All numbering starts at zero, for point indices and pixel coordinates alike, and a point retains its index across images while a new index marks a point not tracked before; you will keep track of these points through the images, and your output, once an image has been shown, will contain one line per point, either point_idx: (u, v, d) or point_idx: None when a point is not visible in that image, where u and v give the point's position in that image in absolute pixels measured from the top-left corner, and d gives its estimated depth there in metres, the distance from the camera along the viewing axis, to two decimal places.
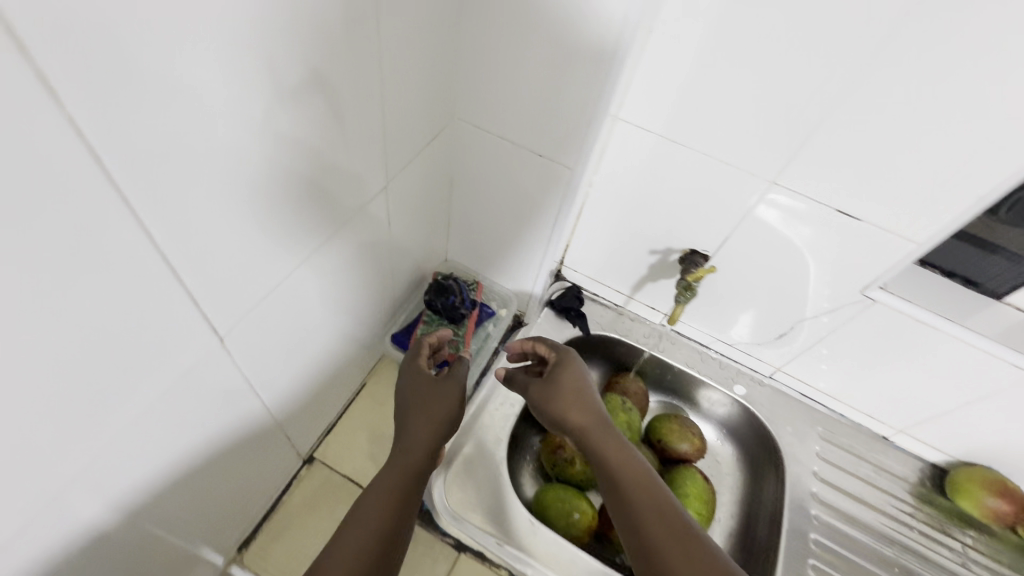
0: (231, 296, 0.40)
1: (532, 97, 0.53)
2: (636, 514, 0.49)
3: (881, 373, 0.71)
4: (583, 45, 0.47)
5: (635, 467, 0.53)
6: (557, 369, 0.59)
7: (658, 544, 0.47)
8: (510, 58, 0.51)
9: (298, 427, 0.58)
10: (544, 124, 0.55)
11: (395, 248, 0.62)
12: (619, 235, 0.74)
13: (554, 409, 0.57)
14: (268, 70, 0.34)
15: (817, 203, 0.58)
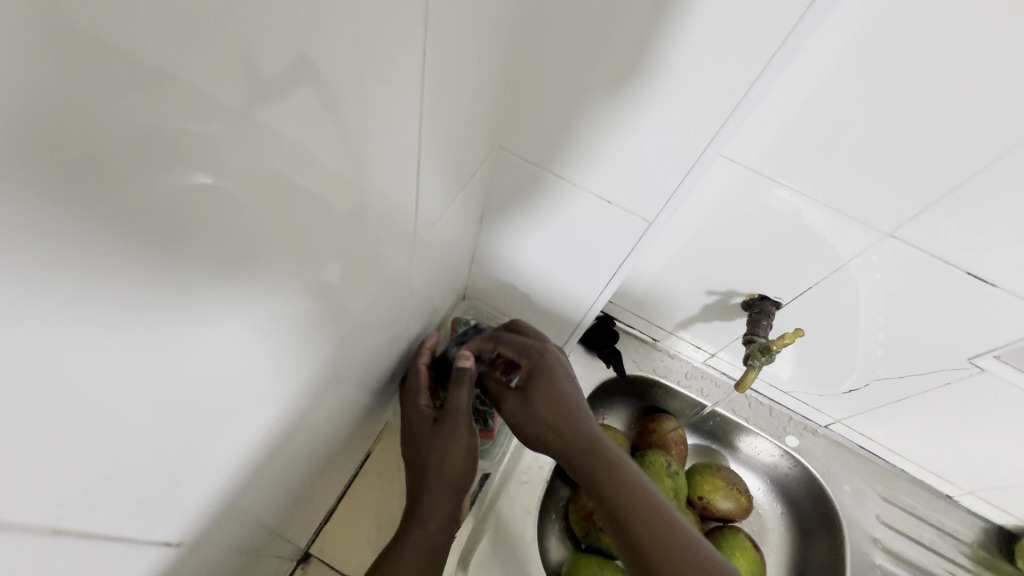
0: (222, 461, 0.27)
1: (609, 132, 0.40)
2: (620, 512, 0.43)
3: (965, 437, 0.62)
4: (704, 74, 0.35)
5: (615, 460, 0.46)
6: (522, 353, 0.52)
7: (657, 544, 0.42)
8: (590, 81, 0.38)
9: (294, 528, 0.46)
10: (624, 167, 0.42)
11: (415, 305, 0.49)
12: (676, 274, 0.63)
13: (527, 417, 0.49)
14: (280, 133, 0.18)
15: (942, 263, 0.47)
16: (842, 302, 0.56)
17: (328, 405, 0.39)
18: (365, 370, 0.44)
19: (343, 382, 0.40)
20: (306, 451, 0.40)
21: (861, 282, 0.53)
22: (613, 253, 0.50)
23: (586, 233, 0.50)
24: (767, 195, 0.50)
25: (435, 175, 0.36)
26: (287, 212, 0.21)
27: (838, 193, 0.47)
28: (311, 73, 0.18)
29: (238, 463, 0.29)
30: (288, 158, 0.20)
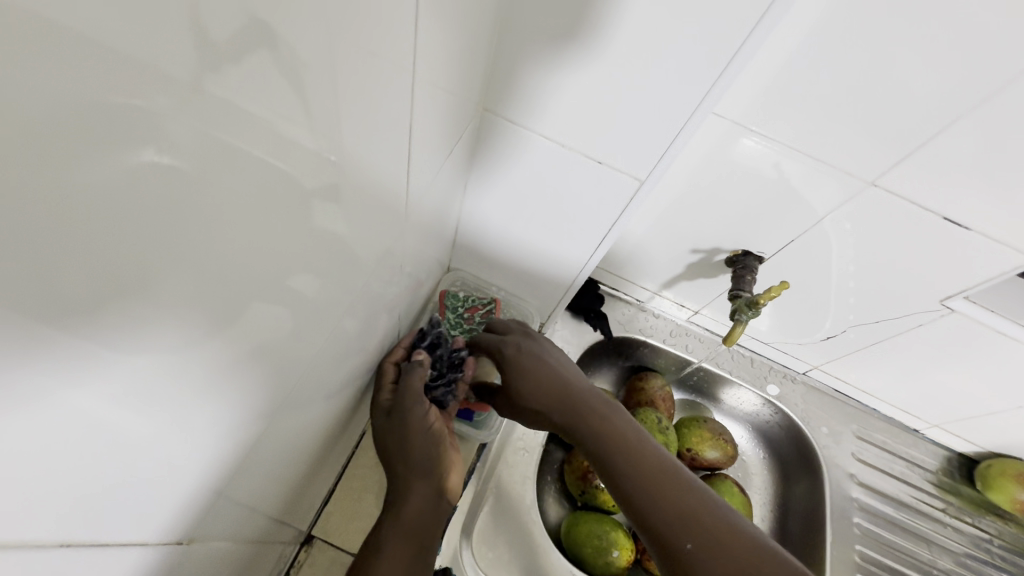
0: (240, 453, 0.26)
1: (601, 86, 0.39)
2: (636, 484, 0.42)
3: (936, 375, 0.65)
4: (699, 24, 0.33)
5: (629, 437, 0.46)
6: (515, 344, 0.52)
7: (675, 515, 0.40)
8: (581, 30, 0.36)
9: (294, 513, 0.45)
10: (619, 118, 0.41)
11: (401, 282, 0.47)
12: (660, 234, 0.63)
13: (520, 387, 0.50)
14: (257, 115, 0.16)
15: (923, 210, 0.48)
16: (823, 252, 0.57)
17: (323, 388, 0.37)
18: (357, 348, 0.43)
19: (337, 362, 0.38)
20: (303, 436, 0.38)
21: (842, 234, 0.54)
22: (605, 215, 0.49)
23: (579, 194, 0.48)
24: (752, 148, 0.50)
25: (424, 143, 0.34)
26: (278, 200, 0.19)
27: (824, 145, 0.47)
28: (296, 47, 0.16)
29: (246, 454, 0.27)
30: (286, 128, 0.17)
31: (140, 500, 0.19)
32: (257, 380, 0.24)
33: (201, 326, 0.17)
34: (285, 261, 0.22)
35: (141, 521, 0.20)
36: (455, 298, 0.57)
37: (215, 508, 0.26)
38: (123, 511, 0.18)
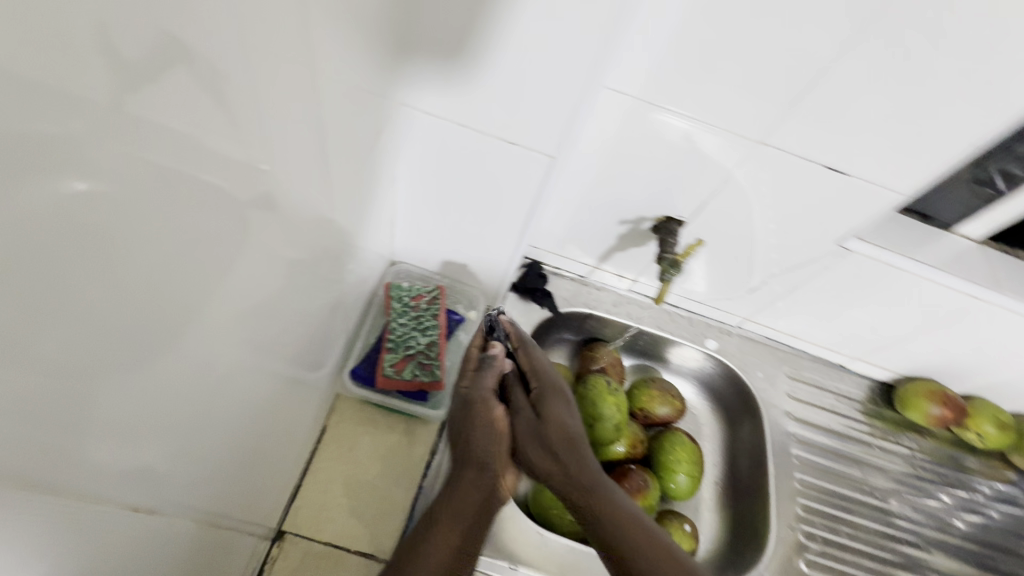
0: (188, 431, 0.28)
1: (502, 68, 0.42)
2: (618, 532, 0.47)
3: (847, 313, 0.72)
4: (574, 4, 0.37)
5: (612, 500, 0.48)
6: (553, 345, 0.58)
7: (645, 568, 0.45)
8: (475, 19, 0.39)
9: (260, 509, 0.47)
10: (523, 96, 0.44)
11: (339, 277, 0.50)
12: (588, 209, 0.67)
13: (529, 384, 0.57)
14: (137, 115, 0.18)
15: (810, 162, 0.54)
16: (734, 210, 0.62)
17: (274, 384, 0.40)
18: (299, 342, 0.45)
19: (279, 355, 0.41)
20: (264, 431, 0.41)
21: (746, 191, 0.59)
22: (530, 192, 0.52)
23: (503, 175, 0.51)
24: (656, 121, 0.54)
25: (337, 140, 0.36)
26: (180, 190, 0.21)
27: (716, 111, 0.52)
28: (171, 46, 0.18)
29: (196, 439, 0.29)
30: (174, 119, 0.19)
31: (84, 497, 0.21)
32: (188, 368, 0.26)
33: (117, 317, 0.19)
34: (202, 288, 0.25)
35: (95, 491, 0.22)
36: (399, 289, 0.59)
37: (167, 489, 0.28)
38: (80, 475, 0.20)
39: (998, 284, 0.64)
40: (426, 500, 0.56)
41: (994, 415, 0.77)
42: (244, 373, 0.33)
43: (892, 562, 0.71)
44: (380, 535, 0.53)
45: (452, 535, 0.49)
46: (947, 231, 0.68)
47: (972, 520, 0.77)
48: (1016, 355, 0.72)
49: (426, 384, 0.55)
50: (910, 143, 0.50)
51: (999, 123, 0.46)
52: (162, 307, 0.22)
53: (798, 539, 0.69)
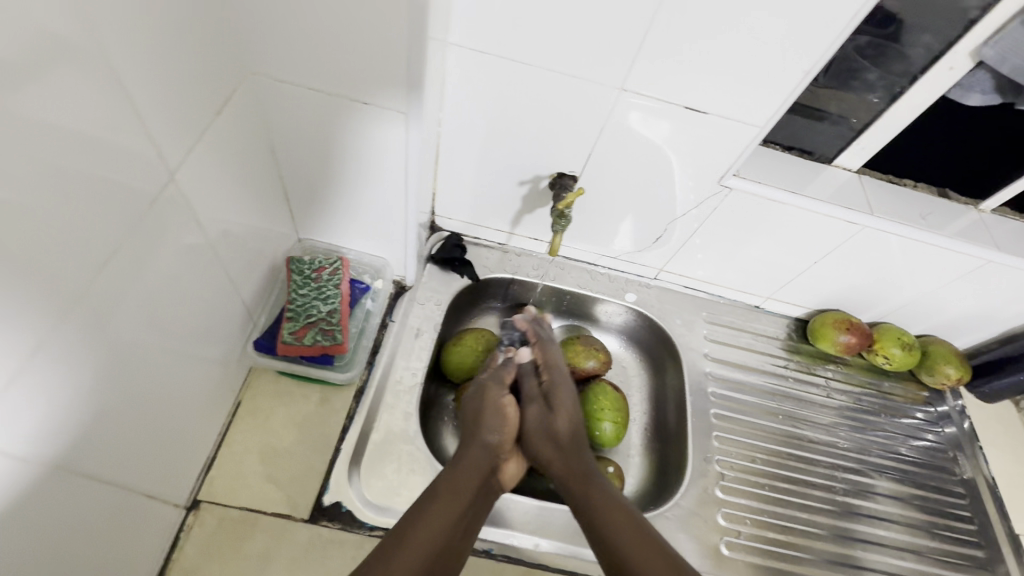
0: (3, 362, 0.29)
1: (338, 33, 0.43)
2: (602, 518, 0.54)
3: (747, 251, 0.76)
4: None
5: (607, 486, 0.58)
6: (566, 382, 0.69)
7: (630, 553, 0.51)
8: None
9: (166, 477, 0.49)
10: (366, 62, 0.45)
11: (228, 254, 0.51)
12: (486, 171, 0.70)
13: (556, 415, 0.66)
14: None
15: (671, 104, 0.57)
16: (620, 160, 0.65)
17: (145, 352, 0.42)
18: (187, 316, 0.46)
19: (158, 325, 0.43)
20: (145, 396, 0.43)
21: (625, 140, 0.62)
22: (403, 160, 0.54)
23: (371, 142, 0.52)
24: (524, 78, 0.57)
25: (176, 112, 0.38)
26: None
27: (573, 63, 0.54)
28: None
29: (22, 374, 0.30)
30: None
31: None
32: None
33: None
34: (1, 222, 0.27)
35: None
36: (300, 263, 0.61)
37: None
38: None
39: (874, 208, 0.68)
40: (343, 461, 0.59)
41: (898, 336, 0.81)
42: (94, 337, 0.35)
43: (808, 483, 0.75)
44: (296, 496, 0.56)
45: (447, 519, 0.52)
46: (828, 164, 0.71)
47: (885, 438, 0.81)
48: (908, 277, 0.76)
49: (329, 349, 0.57)
50: (752, 78, 0.53)
51: (824, 50, 0.49)
52: (24, 316, 0.29)
53: (714, 470, 0.72)
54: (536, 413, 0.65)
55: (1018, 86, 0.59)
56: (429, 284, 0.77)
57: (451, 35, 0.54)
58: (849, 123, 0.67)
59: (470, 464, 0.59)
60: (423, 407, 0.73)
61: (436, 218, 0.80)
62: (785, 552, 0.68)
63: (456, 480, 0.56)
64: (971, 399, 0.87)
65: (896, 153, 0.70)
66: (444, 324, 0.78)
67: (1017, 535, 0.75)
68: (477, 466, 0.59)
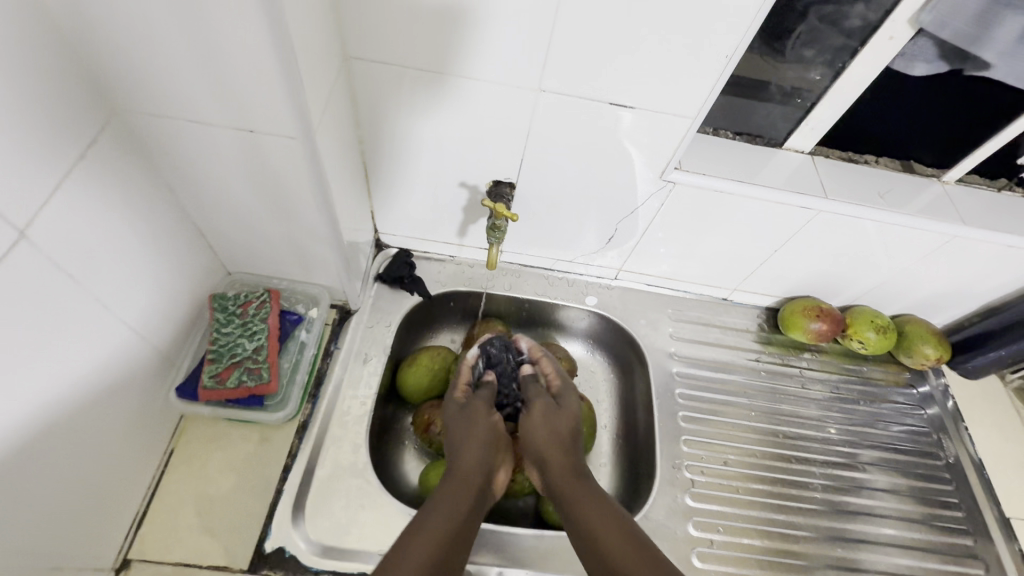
0: None
1: (205, 72, 0.39)
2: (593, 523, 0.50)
3: (704, 244, 0.73)
4: None
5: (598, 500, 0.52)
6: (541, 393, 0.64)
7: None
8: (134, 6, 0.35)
9: (83, 543, 0.47)
10: (241, 103, 0.41)
11: (133, 308, 0.48)
12: (422, 183, 0.67)
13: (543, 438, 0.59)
14: None
15: (598, 102, 0.54)
16: (552, 162, 0.62)
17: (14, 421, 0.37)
18: (80, 375, 0.43)
19: (42, 397, 0.39)
20: (26, 468, 0.39)
21: (554, 144, 0.59)
22: (311, 197, 0.50)
23: (272, 178, 0.48)
24: (436, 86, 0.54)
25: (33, 155, 0.35)
26: None
27: (484, 64, 0.52)
28: None
29: None
30: None
31: None
32: None
33: None
34: None
35: None
36: (223, 298, 0.57)
37: None
38: None
39: (828, 192, 0.65)
40: (283, 504, 0.56)
41: (871, 319, 0.78)
42: None
43: (786, 483, 0.71)
44: (234, 546, 0.53)
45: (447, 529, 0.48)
46: (780, 148, 0.68)
47: (866, 425, 0.78)
48: (877, 259, 0.72)
49: (256, 389, 0.55)
50: (673, 66, 0.50)
51: (742, 34, 0.47)
52: None
53: (683, 477, 0.69)
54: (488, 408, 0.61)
55: (963, 52, 0.56)
56: (377, 305, 0.74)
57: (349, 47, 0.51)
58: (796, 101, 0.64)
59: (464, 474, 0.54)
60: (378, 433, 0.70)
61: (381, 235, 0.77)
62: (764, 558, 0.65)
63: (454, 495, 0.51)
64: (953, 377, 0.83)
65: (849, 128, 0.67)
66: (397, 343, 0.74)
67: (1009, 519, 0.71)
68: (473, 477, 0.54)
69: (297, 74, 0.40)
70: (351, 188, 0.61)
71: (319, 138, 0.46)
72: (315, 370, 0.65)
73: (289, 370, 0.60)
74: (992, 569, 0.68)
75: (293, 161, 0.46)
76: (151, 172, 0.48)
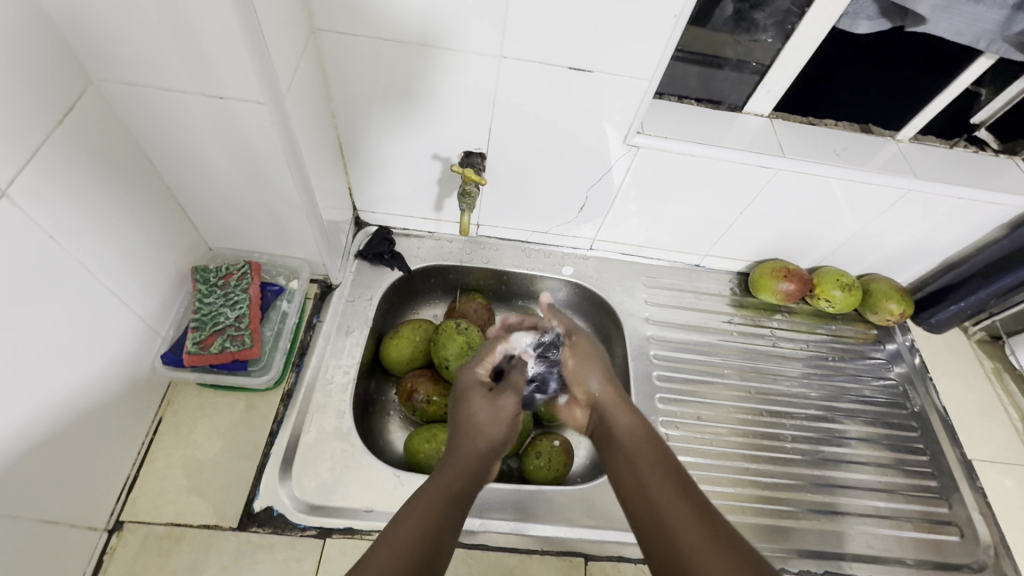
0: None
1: (175, 40, 0.41)
2: (632, 467, 0.49)
3: (673, 209, 0.76)
4: None
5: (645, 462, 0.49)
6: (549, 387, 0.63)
7: (663, 518, 0.43)
8: None
9: (77, 500, 0.49)
10: (211, 69, 0.44)
11: (115, 275, 0.50)
12: (396, 158, 0.69)
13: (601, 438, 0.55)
14: None
15: (552, 66, 0.57)
16: (519, 130, 0.65)
17: (6, 374, 0.39)
18: (68, 336, 0.45)
19: (31, 351, 0.41)
20: (22, 420, 0.41)
21: (518, 111, 0.63)
22: (285, 166, 0.53)
23: (247, 147, 0.51)
24: (403, 55, 0.57)
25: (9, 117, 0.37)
26: None
27: (448, 32, 0.54)
28: None
29: None
30: None
31: None
32: None
33: None
34: None
35: None
36: (205, 271, 0.60)
37: None
38: None
39: (785, 151, 0.68)
40: (270, 465, 0.58)
41: (837, 278, 0.81)
42: None
43: (759, 434, 0.74)
44: (223, 505, 0.55)
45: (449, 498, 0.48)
46: (740, 112, 0.71)
47: (836, 380, 0.81)
48: (839, 217, 0.75)
49: (239, 354, 0.58)
50: (625, 26, 0.53)
51: None
52: None
53: (659, 432, 0.72)
54: (508, 402, 0.59)
55: (902, 9, 0.59)
56: (359, 281, 0.76)
57: (317, 20, 0.54)
58: (749, 67, 0.67)
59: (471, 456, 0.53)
60: (363, 404, 0.71)
61: (360, 214, 0.79)
62: (739, 504, 0.67)
63: (454, 472, 0.51)
64: (919, 332, 0.87)
65: (805, 90, 0.70)
66: (379, 318, 0.76)
67: (970, 461, 0.75)
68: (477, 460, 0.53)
69: (264, 38, 0.42)
70: (327, 161, 0.64)
71: (288, 106, 0.49)
72: (298, 342, 0.67)
73: (271, 337, 0.62)
74: (955, 507, 0.71)
75: (265, 129, 0.49)
76: (128, 145, 0.50)
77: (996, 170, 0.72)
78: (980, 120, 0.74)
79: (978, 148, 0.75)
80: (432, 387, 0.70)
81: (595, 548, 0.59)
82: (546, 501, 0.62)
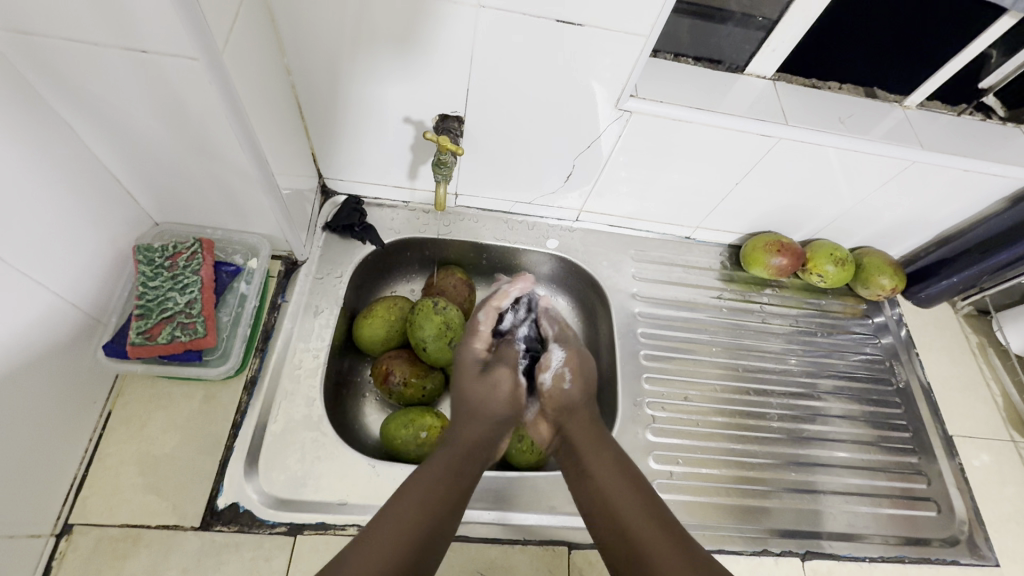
0: None
1: None
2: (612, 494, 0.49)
3: (666, 179, 0.71)
4: None
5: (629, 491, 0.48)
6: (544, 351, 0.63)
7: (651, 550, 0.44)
8: None
9: (14, 507, 0.45)
10: (126, 17, 0.36)
11: (33, 256, 0.44)
12: (363, 120, 0.63)
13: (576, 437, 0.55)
14: None
15: (538, 18, 0.51)
16: (499, 91, 0.59)
17: None
18: None
19: None
20: None
21: (499, 70, 0.56)
22: (231, 133, 0.46)
23: (182, 111, 0.44)
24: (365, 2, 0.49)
25: None
26: None
27: None
28: None
29: None
30: None
31: None
32: None
33: None
34: None
35: None
36: (148, 250, 0.54)
37: None
38: None
39: (788, 118, 0.63)
40: (234, 460, 0.54)
41: (831, 252, 0.78)
42: None
43: (744, 414, 0.73)
44: (183, 503, 0.51)
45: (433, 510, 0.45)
46: (741, 73, 0.66)
47: (823, 356, 0.80)
48: (838, 189, 0.71)
49: (192, 343, 0.53)
50: None
51: None
52: None
53: (646, 414, 0.70)
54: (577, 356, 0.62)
55: None
56: (327, 255, 0.70)
57: None
58: (755, 22, 0.61)
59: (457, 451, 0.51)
60: (335, 387, 0.67)
61: (326, 182, 0.72)
62: (722, 486, 0.66)
63: (436, 472, 0.48)
64: (907, 306, 0.85)
65: (811, 49, 0.65)
66: (352, 295, 0.71)
67: (952, 436, 0.75)
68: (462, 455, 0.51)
69: None
70: (284, 126, 0.57)
71: (227, 61, 0.42)
72: (261, 324, 0.62)
73: (229, 323, 0.57)
74: (934, 483, 0.71)
75: (200, 89, 0.42)
76: (39, 106, 0.42)
77: (1005, 139, 0.68)
78: (988, 85, 0.69)
79: (984, 116, 0.71)
80: (410, 369, 0.66)
81: (578, 537, 0.58)
82: (529, 487, 0.59)
